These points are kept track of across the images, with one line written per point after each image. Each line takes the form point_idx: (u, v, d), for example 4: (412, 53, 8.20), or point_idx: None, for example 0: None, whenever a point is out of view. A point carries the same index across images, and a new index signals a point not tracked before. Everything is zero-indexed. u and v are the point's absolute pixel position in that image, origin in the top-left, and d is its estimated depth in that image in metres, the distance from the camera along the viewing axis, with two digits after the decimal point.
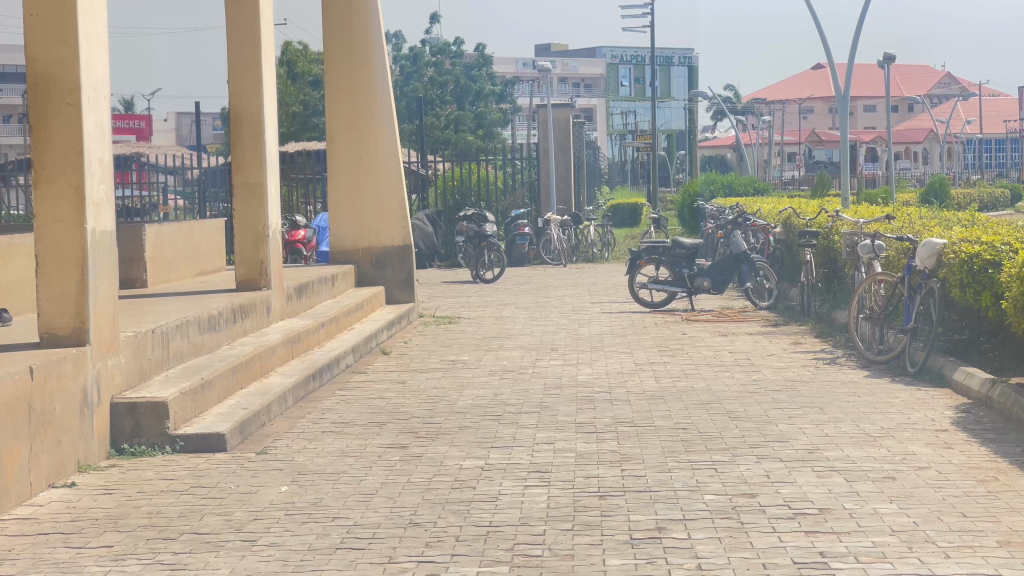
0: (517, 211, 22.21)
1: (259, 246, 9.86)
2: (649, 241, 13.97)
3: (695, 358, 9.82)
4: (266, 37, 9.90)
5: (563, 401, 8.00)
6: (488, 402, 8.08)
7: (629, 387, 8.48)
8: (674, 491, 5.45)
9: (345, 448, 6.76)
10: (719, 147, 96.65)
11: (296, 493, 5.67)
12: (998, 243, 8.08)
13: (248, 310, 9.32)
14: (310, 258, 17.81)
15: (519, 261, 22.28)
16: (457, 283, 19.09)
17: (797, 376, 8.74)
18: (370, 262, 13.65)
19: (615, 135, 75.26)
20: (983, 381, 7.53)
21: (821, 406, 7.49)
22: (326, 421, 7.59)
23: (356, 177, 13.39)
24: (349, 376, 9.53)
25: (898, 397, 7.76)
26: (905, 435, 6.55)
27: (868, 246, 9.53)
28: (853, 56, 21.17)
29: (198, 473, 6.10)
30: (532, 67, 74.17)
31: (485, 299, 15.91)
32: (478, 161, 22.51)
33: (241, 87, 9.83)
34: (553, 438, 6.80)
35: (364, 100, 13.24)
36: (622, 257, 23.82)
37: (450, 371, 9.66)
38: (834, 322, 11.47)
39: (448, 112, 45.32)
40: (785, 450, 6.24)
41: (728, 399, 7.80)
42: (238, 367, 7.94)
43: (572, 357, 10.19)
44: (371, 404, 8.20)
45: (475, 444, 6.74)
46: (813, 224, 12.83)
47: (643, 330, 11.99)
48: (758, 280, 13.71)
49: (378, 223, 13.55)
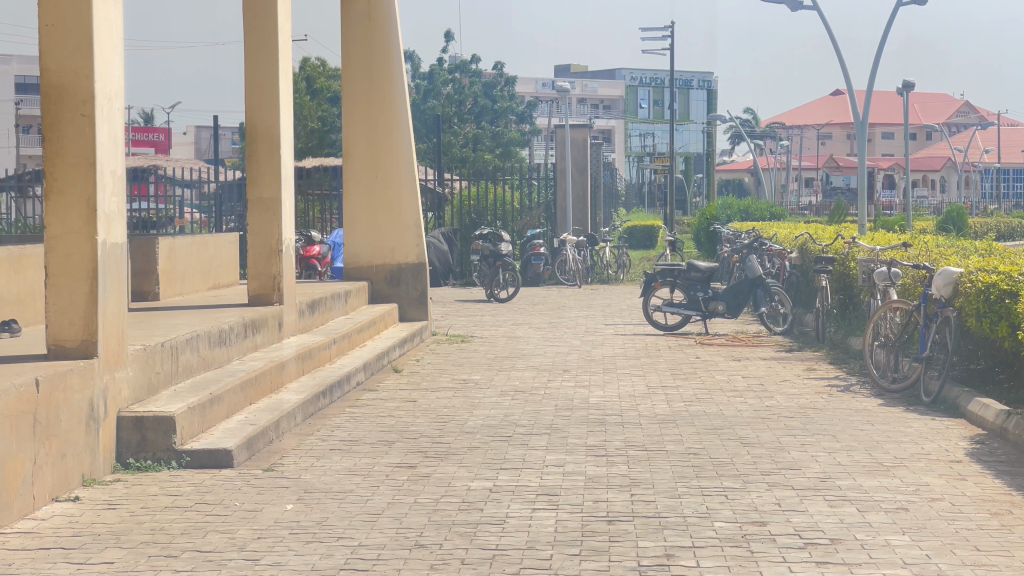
0: (534, 232, 22.20)
1: (272, 261, 9.82)
2: (664, 263, 13.91)
3: (709, 383, 9.75)
4: (284, 52, 9.88)
5: (574, 423, 7.93)
6: (499, 423, 8.02)
7: (641, 410, 8.42)
8: (683, 517, 5.39)
9: (353, 466, 6.71)
10: (737, 171, 96.62)
11: (302, 512, 5.62)
12: (1015, 273, 8.02)
13: (260, 324, 9.29)
14: (324, 274, 17.79)
15: (534, 281, 22.22)
16: (471, 302, 19.07)
17: (811, 403, 8.66)
18: (384, 280, 13.57)
19: (632, 156, 75.33)
20: (998, 413, 7.46)
21: (833, 433, 7.42)
22: (335, 439, 7.54)
23: (372, 193, 13.36)
24: (360, 394, 9.48)
25: (913, 426, 7.68)
26: (920, 465, 6.49)
27: (884, 273, 9.48)
28: (873, 81, 21.08)
29: (203, 489, 6.05)
30: (551, 87, 74.35)
31: (499, 319, 15.84)
32: (495, 180, 22.52)
33: (258, 101, 9.81)
34: (564, 460, 6.75)
35: (382, 116, 13.22)
36: (636, 280, 23.76)
37: (461, 391, 9.60)
38: (849, 348, 11.40)
39: (466, 129, 45.43)
40: (797, 478, 6.17)
41: (740, 425, 7.73)
42: (248, 382, 7.90)
43: (585, 379, 10.13)
44: (379, 423, 8.14)
45: (484, 465, 6.68)
46: (830, 251, 12.73)
47: (656, 353, 11.93)
48: (773, 304, 13.59)
49: (392, 239, 13.50)
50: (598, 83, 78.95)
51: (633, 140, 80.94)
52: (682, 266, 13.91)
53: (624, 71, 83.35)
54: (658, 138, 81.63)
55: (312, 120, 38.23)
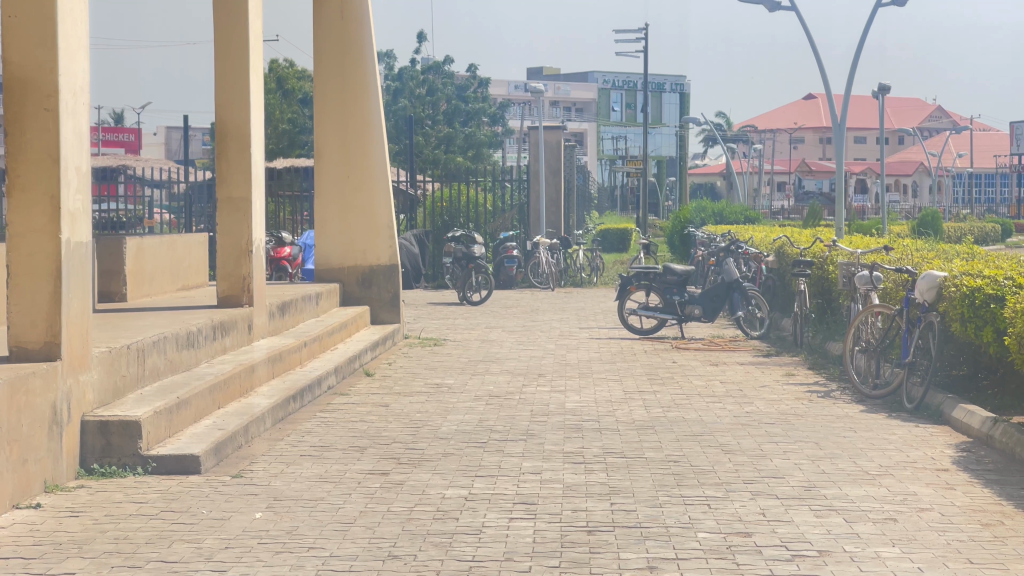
0: (507, 234, 22.01)
1: (242, 262, 9.63)
2: (640, 265, 13.74)
3: (686, 388, 9.58)
4: (255, 49, 9.66)
5: (551, 429, 7.74)
6: (473, 429, 7.84)
7: (619, 416, 8.24)
8: (666, 528, 5.22)
9: (324, 473, 6.52)
10: (709, 175, 96.70)
11: (270, 521, 5.42)
12: (1000, 278, 7.92)
13: (229, 326, 9.08)
14: (295, 276, 17.57)
15: (507, 284, 22.03)
16: (443, 305, 18.87)
17: (791, 409, 8.50)
18: (355, 281, 13.41)
19: (604, 160, 75.33)
20: (985, 419, 7.30)
21: (816, 440, 7.27)
22: (306, 444, 7.35)
23: (343, 193, 13.16)
24: (331, 398, 9.28)
25: (896, 433, 7.51)
26: (906, 473, 6.34)
27: (865, 278, 9.34)
28: (850, 85, 20.97)
29: (169, 496, 5.85)
30: (523, 90, 74.34)
31: (472, 322, 15.65)
32: (468, 182, 22.35)
33: (227, 100, 9.58)
34: (541, 467, 6.57)
35: (354, 115, 13.02)
36: (610, 283, 23.61)
37: (435, 395, 9.41)
38: (827, 353, 11.26)
39: (438, 131, 45.29)
40: (781, 487, 6.01)
41: (721, 431, 7.56)
42: (217, 386, 7.70)
43: (560, 384, 9.94)
44: (351, 428, 7.95)
45: (459, 472, 6.50)
46: (808, 255, 12.59)
47: (632, 357, 11.77)
48: (750, 309, 13.46)
49: (364, 241, 13.31)
50: (570, 86, 78.98)
51: (605, 143, 80.98)
52: (658, 269, 13.73)
53: (596, 74, 83.39)
54: (630, 142, 81.71)
55: (283, 122, 38.08)
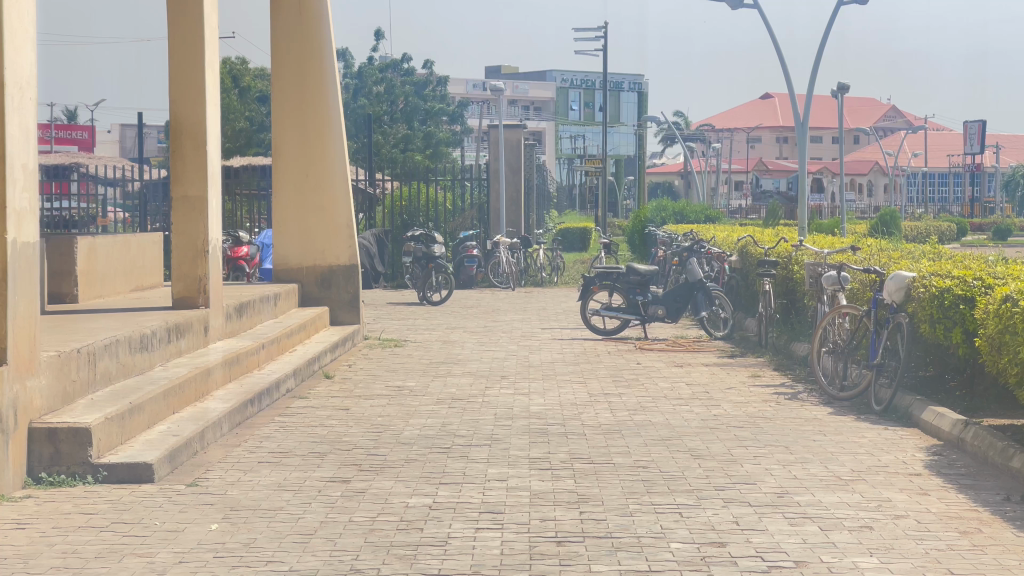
0: (467, 233, 21.82)
1: (198, 263, 9.44)
2: (602, 266, 13.59)
3: (652, 390, 9.44)
4: (210, 45, 9.44)
5: (516, 434, 7.58)
6: (436, 433, 7.67)
7: (584, 420, 8.09)
8: (638, 538, 5.07)
9: (282, 481, 6.32)
10: (667, 174, 96.88)
11: (227, 533, 5.23)
12: (970, 277, 7.78)
13: (185, 329, 8.87)
14: (253, 276, 17.33)
15: (467, 283, 21.85)
16: (403, 305, 18.69)
17: (759, 412, 8.37)
18: (314, 281, 13.23)
19: (562, 158, 75.36)
20: (955, 422, 7.11)
21: (786, 444, 7.13)
22: (264, 451, 7.16)
23: (303, 193, 12.96)
24: (290, 402, 9.08)
25: (865, 436, 7.38)
26: (879, 479, 6.20)
27: (833, 278, 9.20)
28: (812, 84, 20.89)
29: (121, 507, 5.65)
30: (482, 88, 74.30)
31: (432, 322, 15.46)
32: (427, 180, 22.17)
33: (181, 97, 9.37)
34: (507, 474, 6.40)
35: (313, 114, 12.81)
36: (570, 282, 23.47)
37: (395, 399, 9.21)
38: (792, 354, 11.14)
39: (396, 130, 45.11)
40: (753, 494, 5.86)
41: (688, 435, 7.43)
42: (171, 391, 7.50)
43: (523, 386, 9.77)
44: (310, 433, 7.76)
45: (423, 480, 6.32)
46: (772, 254, 12.47)
47: (595, 359, 11.61)
48: (713, 309, 13.34)
49: (323, 241, 13.11)
50: (529, 85, 78.91)
51: (564, 141, 80.94)
52: (620, 269, 13.59)
53: (555, 73, 83.45)
54: (589, 141, 81.71)
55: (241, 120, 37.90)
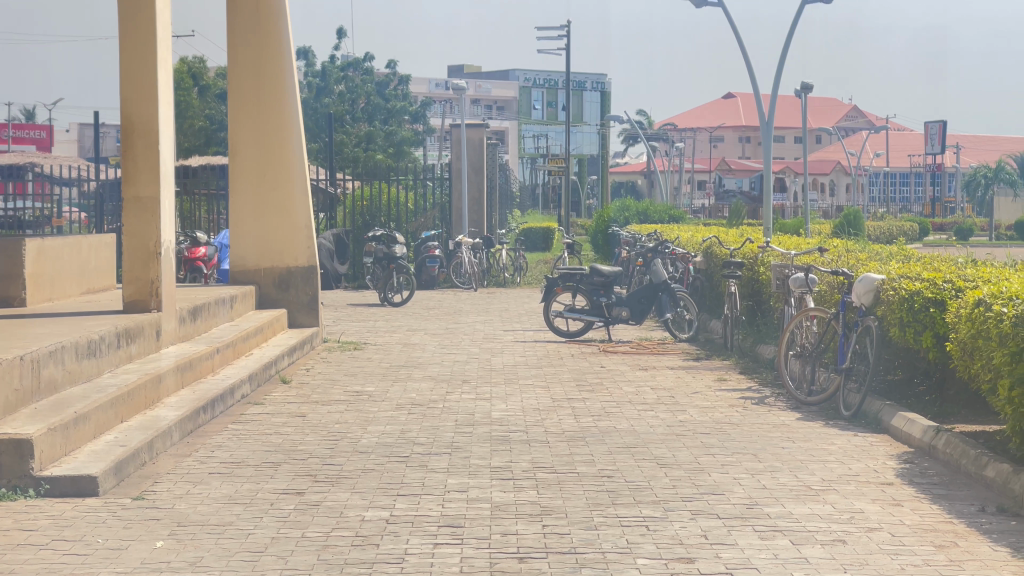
0: (428, 233, 21.58)
1: (150, 265, 9.17)
2: (565, 266, 13.39)
3: (616, 395, 9.24)
4: (163, 41, 9.19)
5: (477, 442, 7.37)
6: (395, 441, 7.45)
7: (547, 426, 7.89)
8: (602, 554, 4.86)
9: (232, 493, 6.08)
10: (630, 174, 96.90)
11: (173, 550, 4.99)
12: (941, 279, 7.61)
13: (136, 333, 8.62)
14: (211, 277, 17.00)
15: (429, 284, 21.61)
16: (363, 306, 18.44)
17: (725, 417, 8.18)
18: (272, 283, 12.95)
19: (525, 157, 75.20)
20: (925, 428, 6.95)
21: (754, 452, 6.95)
22: (215, 460, 6.92)
23: (260, 192, 12.71)
24: (244, 408, 8.83)
25: (835, 443, 7.21)
26: (850, 489, 6.02)
27: (800, 280, 9.03)
28: (777, 83, 20.74)
29: (63, 522, 5.40)
30: (444, 86, 74.07)
31: (393, 324, 15.22)
32: (389, 180, 21.93)
33: (134, 95, 9.10)
34: (466, 485, 6.19)
35: (271, 111, 12.55)
36: (534, 283, 23.27)
37: (354, 404, 8.98)
38: (758, 357, 10.97)
39: (357, 129, 44.85)
40: (721, 505, 5.67)
41: (653, 442, 7.23)
42: (119, 399, 7.25)
43: (485, 391, 9.55)
44: (265, 441, 7.52)
45: (379, 491, 6.10)
46: (737, 255, 12.30)
47: (558, 362, 11.42)
48: (678, 310, 13.16)
49: (282, 242, 12.86)
50: (492, 84, 78.69)
51: (527, 141, 80.78)
52: (583, 270, 13.39)
53: (518, 72, 83.30)
54: (552, 140, 81.58)
55: None
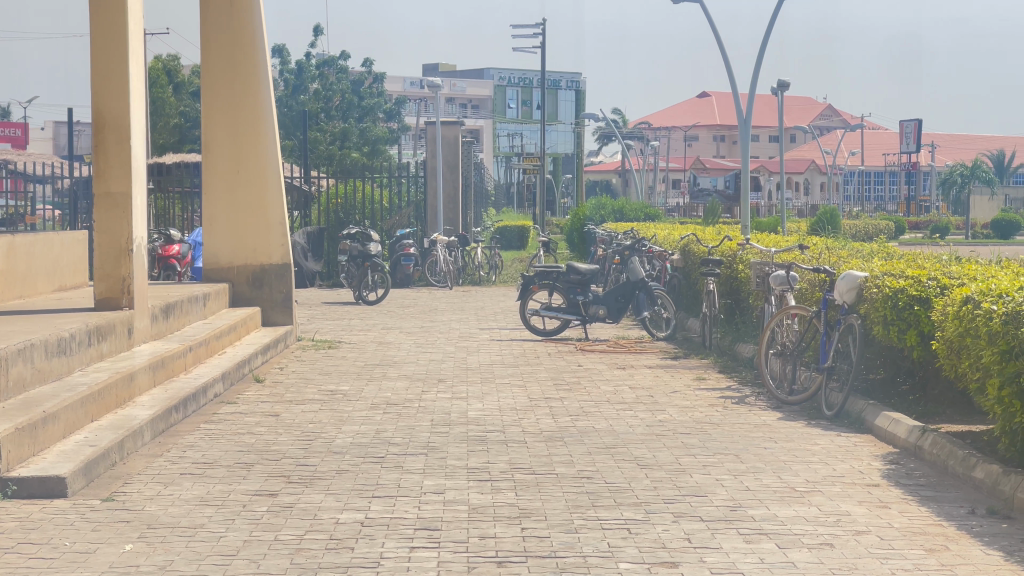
0: (403, 231, 21.41)
1: (121, 262, 8.98)
2: (542, 265, 13.25)
3: (594, 394, 9.11)
4: (135, 33, 8.99)
5: (454, 442, 7.22)
6: (369, 441, 7.30)
7: (525, 427, 7.75)
8: (585, 558, 4.73)
9: (204, 495, 5.93)
10: (605, 172, 96.88)
11: (141, 555, 4.84)
12: (925, 277, 7.50)
13: (106, 331, 8.45)
14: (184, 275, 16.74)
15: (403, 282, 21.45)
16: (338, 304, 18.26)
17: (706, 417, 8.06)
18: (247, 281, 12.79)
19: (500, 156, 75.08)
20: (911, 428, 6.85)
21: (736, 452, 6.83)
22: (187, 461, 6.76)
23: (233, 190, 12.55)
24: (216, 408, 8.66)
25: (818, 443, 7.09)
26: (836, 490, 5.90)
27: (781, 278, 8.91)
28: (755, 81, 20.63)
29: (28, 526, 5.24)
30: (419, 84, 73.92)
31: (368, 323, 15.07)
32: (364, 178, 21.75)
33: (105, 88, 8.90)
34: (444, 486, 6.05)
35: (244, 107, 12.37)
36: (509, 281, 23.13)
37: (328, 404, 8.82)
38: (737, 356, 10.85)
39: (332, 127, 44.65)
40: (705, 507, 5.54)
41: (633, 443, 7.11)
42: (89, 398, 7.08)
43: (462, 390, 9.41)
44: (237, 441, 7.37)
45: (354, 493, 5.95)
46: (716, 253, 12.19)
47: (535, 360, 11.28)
48: (655, 309, 13.05)
49: (254, 240, 12.71)
50: (466, 83, 78.53)
51: (502, 140, 80.65)
52: (560, 268, 13.25)
53: (493, 71, 83.21)
54: (526, 139, 81.50)
55: None
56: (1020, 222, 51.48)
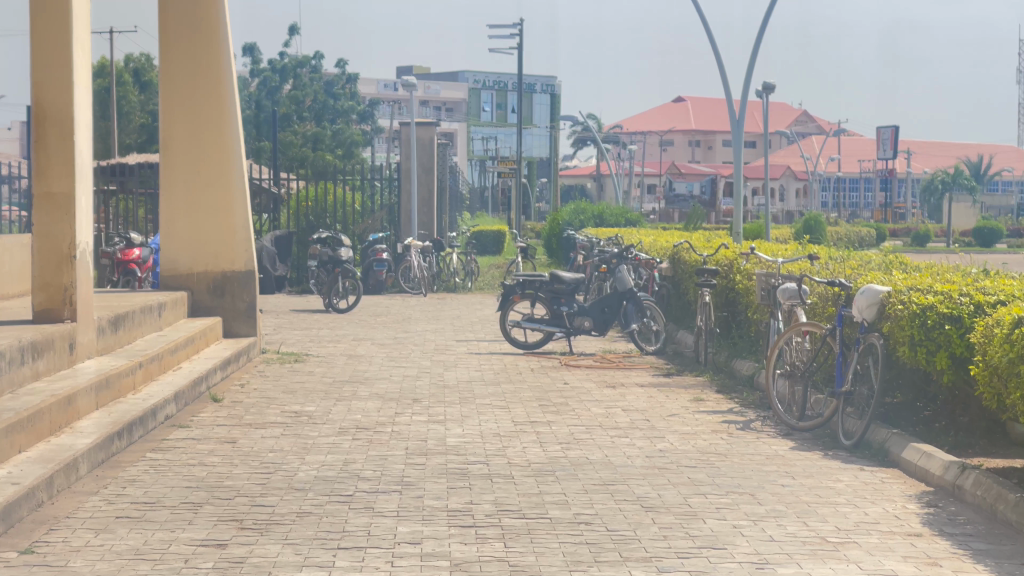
0: (376, 236, 20.55)
1: (63, 270, 8.11)
2: (523, 273, 12.42)
3: (584, 418, 8.30)
4: (80, 18, 8.09)
5: (431, 476, 6.41)
6: (336, 475, 6.47)
7: (511, 457, 6.93)
8: None
9: (140, 546, 5.08)
10: (580, 177, 96.20)
11: None
12: (956, 293, 6.75)
13: (44, 348, 7.61)
14: (145, 281, 15.67)
15: (376, 289, 20.61)
16: (306, 312, 17.40)
17: (710, 446, 7.25)
18: (207, 289, 11.92)
19: (475, 161, 74.26)
20: (949, 465, 6.08)
21: (751, 491, 6.04)
22: (125, 500, 5.92)
23: (193, 190, 11.70)
24: (167, 433, 7.83)
25: (841, 480, 6.31)
26: (873, 541, 5.10)
27: (791, 292, 8.13)
28: (747, 81, 19.83)
29: None
30: (393, 88, 73.03)
31: (338, 333, 14.21)
32: (335, 181, 20.90)
33: (46, 78, 7.97)
34: (420, 535, 5.22)
35: (207, 102, 11.54)
36: (485, 288, 22.31)
37: (292, 428, 7.99)
38: (735, 373, 10.08)
39: (305, 129, 43.76)
40: (726, 565, 4.73)
41: (632, 479, 6.30)
42: (17, 426, 6.23)
43: (439, 412, 8.58)
44: (186, 475, 6.52)
45: (315, 543, 5.12)
46: (710, 261, 11.43)
47: (518, 377, 10.47)
48: (644, 321, 12.29)
49: (217, 245, 11.85)
50: (441, 86, 77.83)
51: (476, 144, 79.83)
52: (543, 276, 12.43)
53: (468, 74, 82.40)
54: (501, 143, 80.74)
55: None
56: (1002, 229, 50.98)
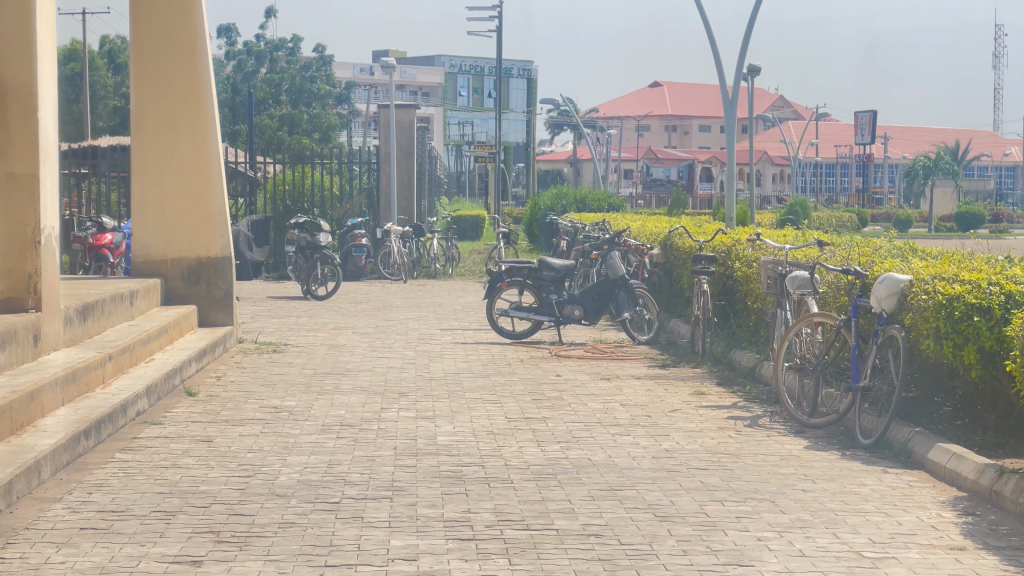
0: (354, 220, 20.04)
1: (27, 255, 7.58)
2: (510, 260, 11.98)
3: (582, 414, 7.83)
4: None
5: (424, 481, 5.93)
6: (321, 480, 5.99)
7: (508, 458, 6.46)
8: None
9: (105, 563, 4.60)
10: (558, 162, 95.73)
11: None
12: (984, 282, 6.32)
13: (5, 339, 7.08)
14: (117, 266, 15.12)
15: (355, 275, 20.12)
16: (283, 299, 16.89)
17: (720, 446, 6.79)
18: (181, 276, 11.39)
19: (453, 146, 73.65)
20: (982, 467, 5.64)
21: (771, 497, 5.58)
22: (92, 508, 5.43)
23: (165, 172, 11.17)
24: (138, 431, 7.33)
25: (865, 484, 5.85)
26: (913, 557, 4.65)
27: (801, 280, 7.70)
28: (737, 63, 19.36)
29: None
30: (370, 71, 72.39)
31: (317, 321, 13.69)
32: (312, 164, 20.36)
33: (5, 49, 7.41)
34: (416, 550, 4.75)
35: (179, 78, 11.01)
36: (466, 274, 21.83)
37: (272, 425, 7.51)
38: (735, 366, 9.62)
39: (282, 113, 43.14)
40: None
41: (641, 484, 5.83)
42: None
43: (427, 407, 8.11)
44: (158, 479, 6.03)
45: (300, 559, 4.64)
46: (706, 247, 10.98)
47: (507, 368, 10.00)
48: (636, 310, 11.82)
49: (192, 230, 11.33)
50: (418, 70, 77.21)
51: (453, 128, 79.25)
52: (532, 264, 11.98)
53: (445, 58, 81.78)
54: (478, 128, 80.17)
55: None
56: (984, 215, 50.70)
